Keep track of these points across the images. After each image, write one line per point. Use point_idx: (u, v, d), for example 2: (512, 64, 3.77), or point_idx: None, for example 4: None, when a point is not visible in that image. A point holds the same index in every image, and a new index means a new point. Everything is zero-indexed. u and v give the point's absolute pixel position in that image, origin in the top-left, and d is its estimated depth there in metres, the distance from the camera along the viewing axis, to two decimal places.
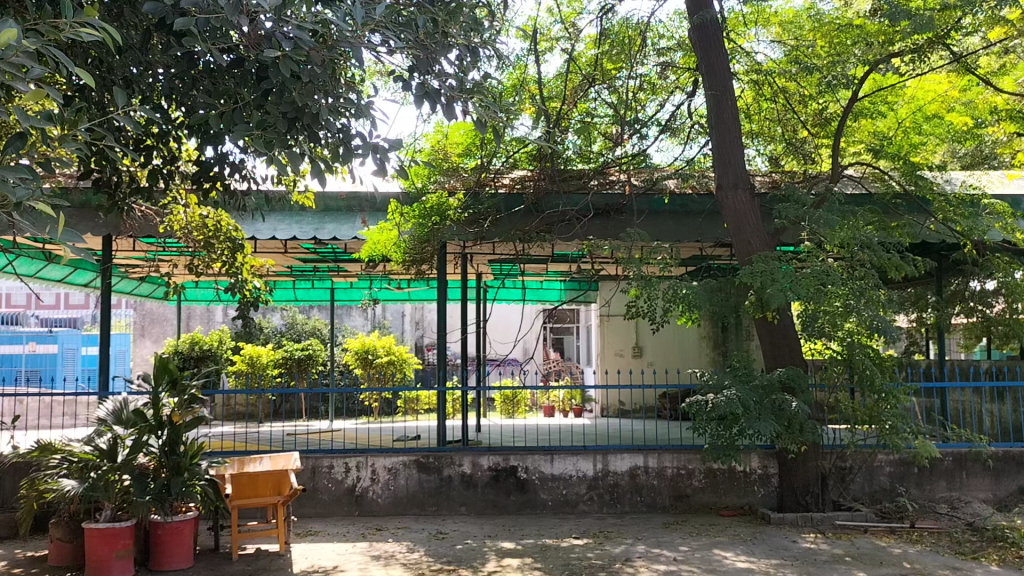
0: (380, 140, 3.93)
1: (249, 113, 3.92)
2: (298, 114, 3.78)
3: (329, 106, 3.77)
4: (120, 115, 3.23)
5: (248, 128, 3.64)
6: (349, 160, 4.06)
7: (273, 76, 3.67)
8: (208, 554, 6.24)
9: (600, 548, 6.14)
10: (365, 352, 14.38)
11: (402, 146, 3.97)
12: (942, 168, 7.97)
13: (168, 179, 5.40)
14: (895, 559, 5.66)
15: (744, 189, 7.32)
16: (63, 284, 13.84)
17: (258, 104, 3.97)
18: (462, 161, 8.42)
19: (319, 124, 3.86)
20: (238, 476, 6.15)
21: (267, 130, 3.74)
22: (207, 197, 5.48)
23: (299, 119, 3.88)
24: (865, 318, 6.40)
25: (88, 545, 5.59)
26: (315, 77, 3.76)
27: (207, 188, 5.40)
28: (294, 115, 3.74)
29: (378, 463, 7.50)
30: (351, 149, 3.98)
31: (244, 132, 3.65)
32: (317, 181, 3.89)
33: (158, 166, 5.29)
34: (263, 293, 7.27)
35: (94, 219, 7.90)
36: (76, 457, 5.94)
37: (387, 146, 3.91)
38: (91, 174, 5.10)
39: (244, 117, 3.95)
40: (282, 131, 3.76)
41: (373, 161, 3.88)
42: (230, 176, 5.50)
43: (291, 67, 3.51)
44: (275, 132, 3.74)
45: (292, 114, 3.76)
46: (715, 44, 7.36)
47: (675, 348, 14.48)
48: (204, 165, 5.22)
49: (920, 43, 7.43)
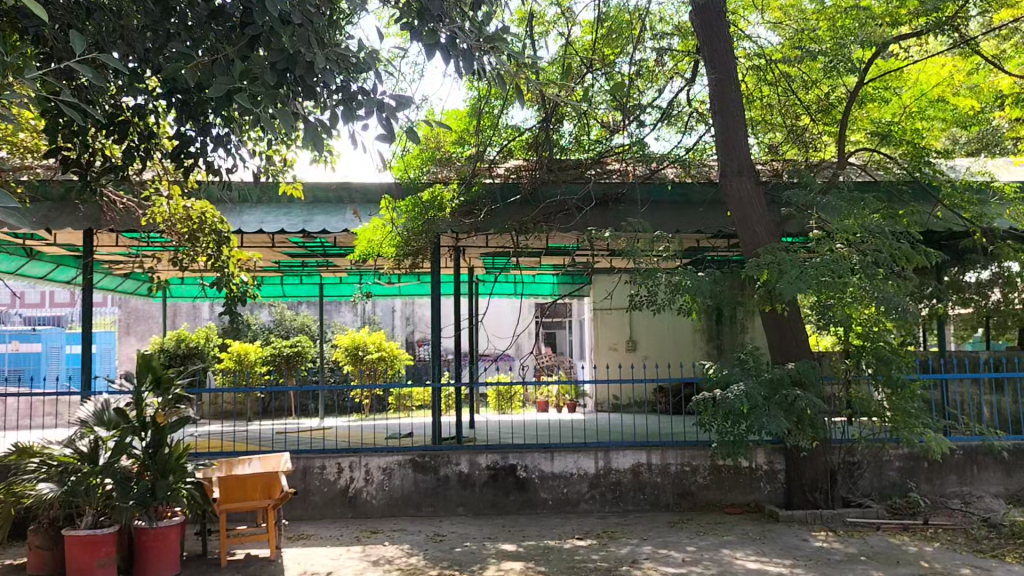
0: (387, 97, 3.51)
1: (233, 65, 3.57)
2: (289, 64, 3.41)
3: (324, 54, 3.40)
4: (75, 64, 2.83)
5: (231, 79, 3.22)
6: (351, 124, 3.62)
7: (260, 19, 3.30)
8: (196, 560, 5.97)
9: (605, 549, 5.92)
10: (355, 349, 14.11)
11: (410, 104, 3.55)
12: (950, 154, 7.79)
13: (145, 160, 5.07)
14: (912, 557, 5.47)
15: (749, 175, 7.11)
16: (46, 283, 13.53)
17: (242, 55, 3.59)
18: (456, 149, 8.18)
19: (315, 74, 3.53)
20: (226, 480, 5.95)
21: (252, 83, 3.33)
22: (187, 177, 5.10)
23: (292, 73, 3.47)
24: (879, 303, 6.18)
25: (69, 554, 5.31)
26: (308, 20, 3.42)
27: (187, 166, 5.06)
28: (284, 64, 3.37)
29: (372, 463, 7.25)
30: (353, 108, 3.55)
31: (224, 85, 3.23)
32: (316, 146, 3.44)
33: (133, 145, 4.95)
34: (251, 287, 7.01)
35: (73, 213, 7.63)
36: (55, 461, 5.63)
37: (395, 105, 3.50)
38: (60, 152, 4.75)
39: (227, 71, 3.57)
40: (270, 83, 3.39)
41: (377, 121, 3.45)
42: (212, 159, 5.17)
43: (280, 8, 3.19)
44: (262, 85, 3.31)
45: (282, 64, 3.39)
46: (718, 29, 7.10)
47: (670, 342, 14.11)
48: (182, 144, 4.86)
49: (926, 25, 7.28)
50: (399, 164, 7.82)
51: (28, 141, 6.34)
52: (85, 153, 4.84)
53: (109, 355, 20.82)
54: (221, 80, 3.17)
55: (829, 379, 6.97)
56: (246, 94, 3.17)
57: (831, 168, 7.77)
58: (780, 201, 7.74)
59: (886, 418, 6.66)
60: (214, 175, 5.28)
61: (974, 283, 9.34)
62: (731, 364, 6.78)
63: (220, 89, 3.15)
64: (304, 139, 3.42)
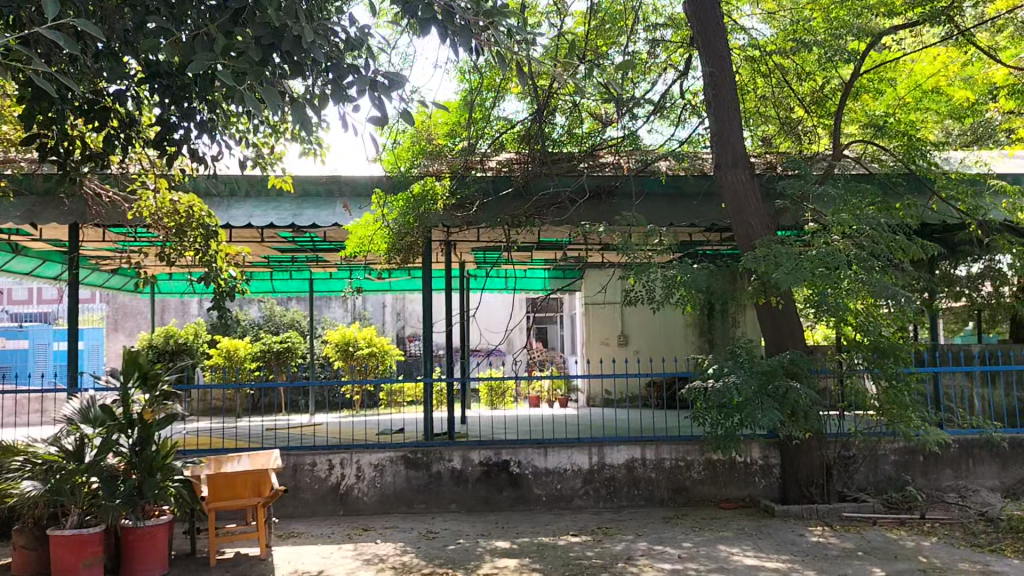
0: (379, 77, 3.43)
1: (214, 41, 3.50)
2: (275, 38, 3.35)
3: (310, 27, 3.34)
4: (46, 30, 2.71)
5: (214, 54, 3.17)
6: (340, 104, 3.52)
7: None
8: (184, 559, 5.87)
9: (600, 546, 5.85)
10: (346, 344, 13.99)
11: (402, 85, 3.46)
12: (944, 145, 7.79)
13: (126, 147, 4.95)
14: (909, 552, 5.45)
15: (744, 168, 7.05)
16: (32, 278, 13.35)
17: (225, 30, 3.53)
18: (448, 142, 8.10)
19: (303, 51, 3.45)
20: (214, 477, 5.78)
21: (237, 58, 3.26)
22: (169, 165, 4.97)
23: (277, 48, 3.42)
24: (876, 292, 6.11)
25: (54, 554, 5.19)
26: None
27: (171, 154, 4.95)
28: (270, 39, 3.31)
29: (364, 460, 7.15)
30: (343, 85, 3.47)
31: (206, 59, 3.14)
32: (303, 126, 3.32)
33: (114, 131, 4.81)
34: (239, 282, 6.92)
35: (59, 208, 7.51)
36: (40, 459, 5.53)
37: (388, 84, 3.42)
38: (37, 138, 4.61)
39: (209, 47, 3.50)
40: (256, 59, 3.33)
41: (369, 98, 3.34)
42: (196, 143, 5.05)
43: None
44: (247, 60, 3.27)
45: (267, 39, 3.34)
46: (713, 19, 7.02)
47: (661, 335, 14.11)
48: (161, 129, 4.72)
49: (920, 17, 7.25)
50: (390, 156, 7.71)
51: (11, 133, 6.21)
52: (64, 141, 4.72)
53: (97, 351, 20.62)
54: (203, 56, 3.10)
55: (825, 371, 6.93)
56: (230, 70, 3.09)
57: (826, 160, 7.70)
58: (774, 192, 7.70)
59: (882, 412, 6.63)
60: (199, 163, 5.18)
61: (966, 277, 9.36)
62: (726, 357, 6.72)
63: (202, 65, 3.09)
64: (291, 117, 3.26)
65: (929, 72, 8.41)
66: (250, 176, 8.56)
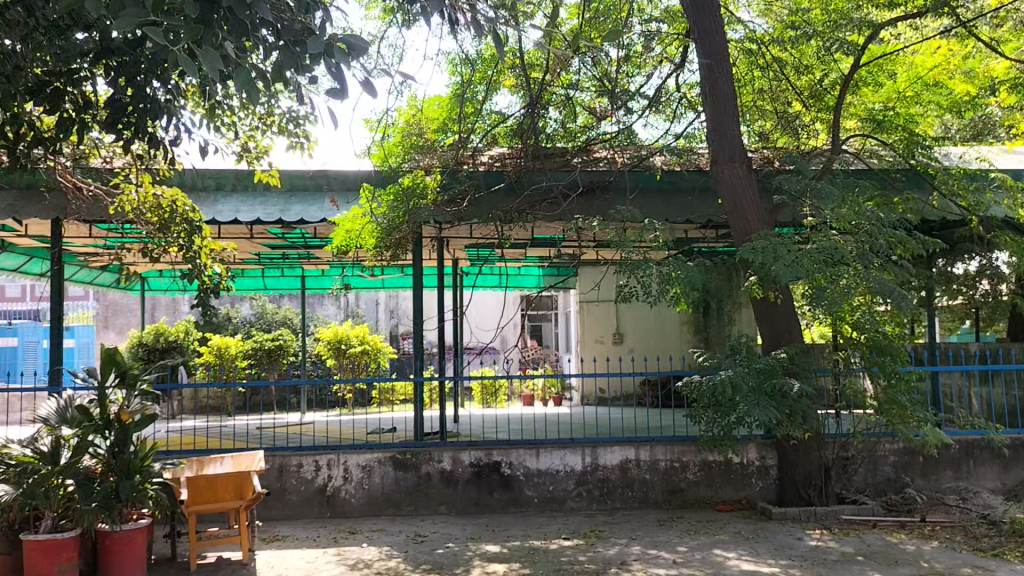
0: (336, 41, 3.14)
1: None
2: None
3: None
4: None
5: (145, 12, 2.75)
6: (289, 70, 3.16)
7: None
8: (164, 564, 5.68)
9: (592, 550, 5.69)
10: (337, 342, 13.79)
11: (365, 52, 3.20)
12: (943, 140, 7.66)
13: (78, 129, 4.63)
14: (911, 557, 5.31)
15: (741, 162, 6.89)
16: (19, 275, 13.13)
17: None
18: (439, 137, 7.85)
19: (247, 8, 3.06)
20: (194, 480, 5.58)
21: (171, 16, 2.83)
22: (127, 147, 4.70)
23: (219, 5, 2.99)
24: (878, 286, 5.94)
25: (27, 559, 4.98)
26: None
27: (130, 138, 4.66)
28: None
29: (351, 461, 6.98)
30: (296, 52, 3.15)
31: (134, 17, 2.72)
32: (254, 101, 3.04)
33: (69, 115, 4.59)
34: (224, 279, 6.77)
35: (41, 203, 7.33)
36: (14, 461, 5.23)
37: (347, 51, 3.16)
38: None
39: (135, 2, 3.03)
40: (192, 16, 2.87)
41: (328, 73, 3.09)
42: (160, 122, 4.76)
43: None
44: (184, 18, 2.85)
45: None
46: (709, 8, 6.85)
47: (656, 332, 14.00)
48: (134, 118, 4.54)
49: (921, 8, 7.12)
50: (379, 151, 7.53)
51: None
52: (13, 126, 4.51)
53: (88, 348, 20.50)
54: (131, 12, 2.73)
55: (823, 370, 6.79)
56: (160, 27, 2.68)
57: (825, 155, 7.52)
58: (771, 188, 7.55)
59: (882, 413, 6.50)
60: (158, 148, 4.97)
61: (962, 275, 9.27)
62: (722, 355, 6.59)
63: (130, 24, 2.70)
64: (236, 88, 2.94)
65: (929, 65, 8.31)
66: (237, 170, 8.36)
